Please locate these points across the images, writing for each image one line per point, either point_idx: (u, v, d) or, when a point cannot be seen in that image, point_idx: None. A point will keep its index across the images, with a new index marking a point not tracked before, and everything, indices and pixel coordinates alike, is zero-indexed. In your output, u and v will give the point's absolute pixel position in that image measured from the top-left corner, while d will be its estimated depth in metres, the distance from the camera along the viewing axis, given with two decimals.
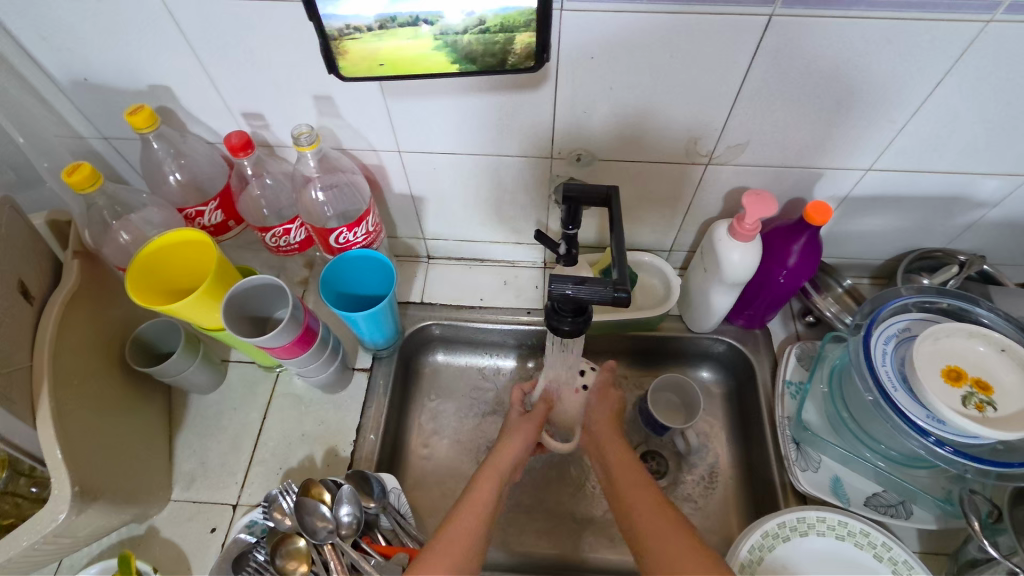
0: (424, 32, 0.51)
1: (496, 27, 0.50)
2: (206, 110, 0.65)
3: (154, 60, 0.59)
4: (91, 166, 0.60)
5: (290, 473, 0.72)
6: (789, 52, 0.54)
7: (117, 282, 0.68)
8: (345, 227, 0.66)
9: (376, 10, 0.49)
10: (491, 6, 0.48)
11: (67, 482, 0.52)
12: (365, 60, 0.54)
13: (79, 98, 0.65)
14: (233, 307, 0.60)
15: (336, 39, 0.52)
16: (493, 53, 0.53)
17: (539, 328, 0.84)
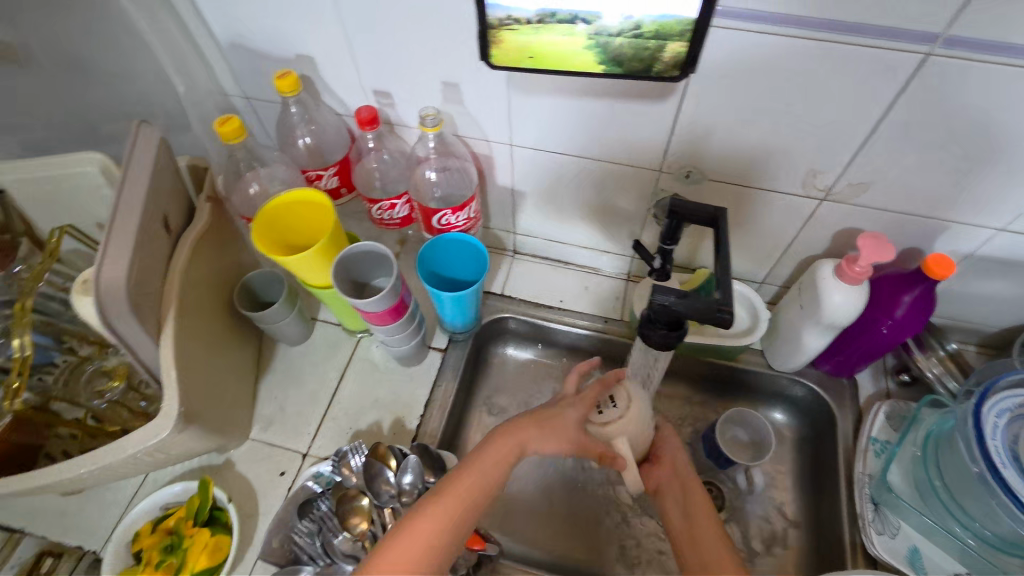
0: (579, 31, 0.53)
1: (651, 33, 0.52)
2: (341, 83, 0.69)
3: (307, 31, 0.63)
4: (240, 120, 0.65)
5: (358, 434, 0.75)
6: (940, 94, 0.51)
7: (235, 230, 0.73)
8: (449, 209, 0.70)
9: (539, 4, 0.51)
10: (652, 11, 0.50)
11: (175, 404, 0.57)
12: (515, 52, 0.56)
13: (233, 58, 0.71)
14: (340, 269, 0.64)
15: (494, 28, 0.55)
16: (641, 59, 0.54)
17: (613, 339, 0.83)
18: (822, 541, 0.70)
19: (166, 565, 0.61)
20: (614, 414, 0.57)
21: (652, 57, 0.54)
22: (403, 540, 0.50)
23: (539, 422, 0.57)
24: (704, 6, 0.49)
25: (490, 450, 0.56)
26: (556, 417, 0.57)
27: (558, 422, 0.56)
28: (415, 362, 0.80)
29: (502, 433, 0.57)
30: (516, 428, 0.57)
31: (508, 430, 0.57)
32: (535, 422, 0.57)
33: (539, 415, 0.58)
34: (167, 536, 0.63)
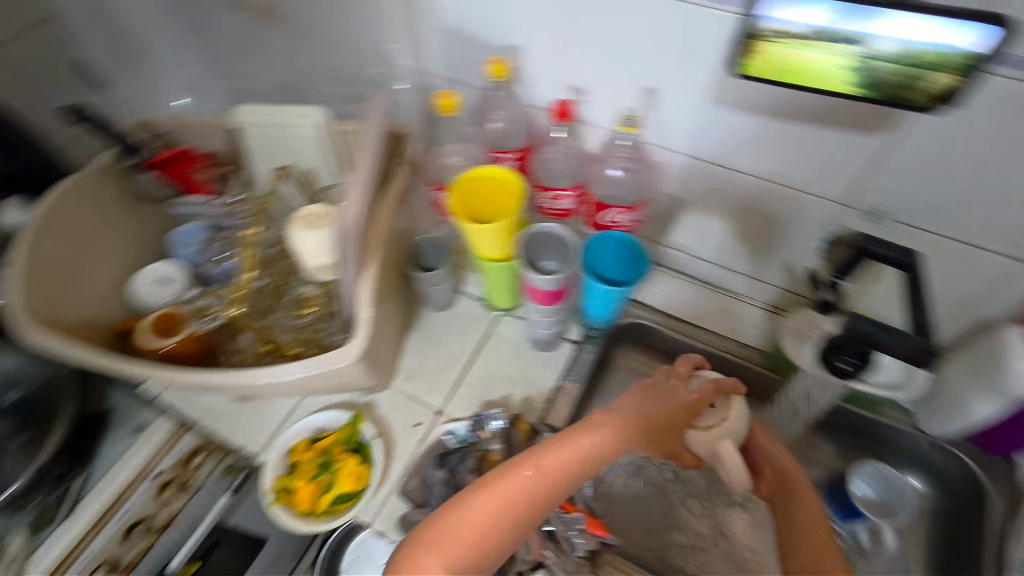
0: (848, 51, 0.50)
1: (922, 61, 0.48)
2: (538, 76, 0.72)
3: (525, 23, 0.67)
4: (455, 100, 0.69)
5: (490, 404, 0.79)
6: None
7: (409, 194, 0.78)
8: (619, 208, 0.72)
9: (813, 23, 0.49)
10: (929, 36, 0.46)
11: (357, 345, 0.63)
12: (769, 64, 0.54)
13: (440, 41, 0.75)
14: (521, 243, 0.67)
15: (757, 38, 0.52)
16: (900, 85, 0.50)
17: (749, 368, 0.81)
18: None
19: (320, 480, 0.68)
20: (714, 418, 0.62)
21: (911, 85, 0.50)
22: (482, 508, 0.51)
23: (630, 416, 0.59)
24: (994, 43, 0.44)
25: (581, 433, 0.56)
26: (652, 399, 0.61)
27: (664, 403, 0.60)
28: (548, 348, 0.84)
29: (596, 421, 0.58)
30: (605, 418, 0.58)
31: (609, 421, 0.58)
32: (627, 411, 0.59)
33: (637, 406, 0.60)
34: (321, 455, 0.71)
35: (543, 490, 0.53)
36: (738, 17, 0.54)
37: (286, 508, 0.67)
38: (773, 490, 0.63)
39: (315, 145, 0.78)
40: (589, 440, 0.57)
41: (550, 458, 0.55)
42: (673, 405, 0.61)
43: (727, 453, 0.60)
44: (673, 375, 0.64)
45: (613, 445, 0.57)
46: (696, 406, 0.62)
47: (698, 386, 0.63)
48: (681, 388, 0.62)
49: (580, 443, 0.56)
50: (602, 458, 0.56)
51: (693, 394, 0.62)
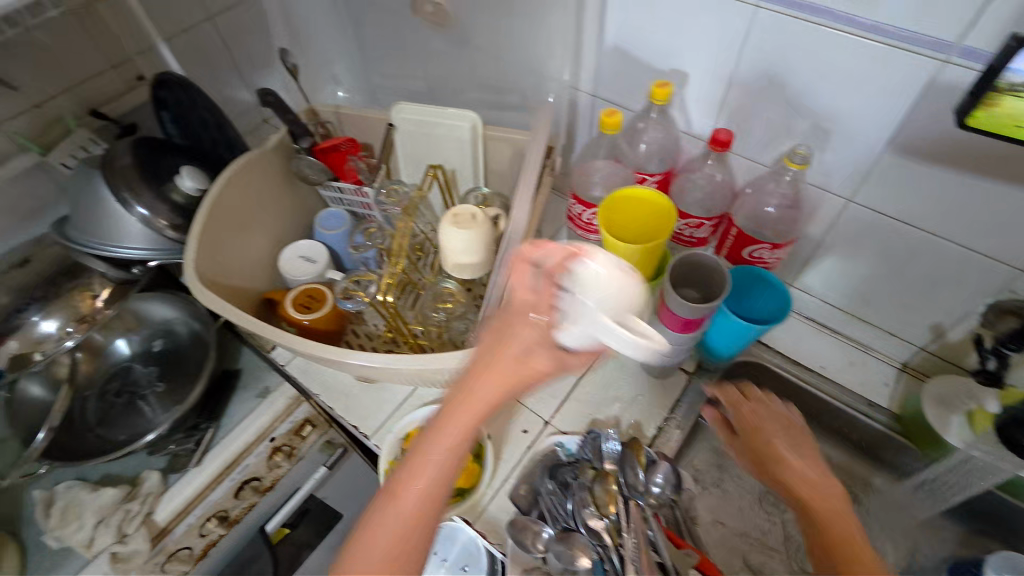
0: None
1: None
2: (700, 103, 0.72)
3: (700, 51, 0.68)
4: (620, 118, 0.67)
5: (597, 423, 0.78)
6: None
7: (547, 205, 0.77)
8: (768, 243, 0.70)
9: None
10: None
11: None
12: (1008, 118, 0.50)
13: (605, 59, 0.77)
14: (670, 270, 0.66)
15: (997, 91, 0.49)
16: None
17: (877, 428, 0.77)
18: None
19: None
20: (573, 302, 0.47)
21: None
22: (376, 534, 0.47)
23: (489, 362, 0.48)
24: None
25: (459, 394, 0.48)
26: (500, 329, 0.49)
27: (523, 331, 0.48)
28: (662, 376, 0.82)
29: (467, 378, 0.48)
30: (481, 364, 0.48)
31: (454, 395, 0.48)
32: (518, 324, 0.48)
33: (504, 320, 0.49)
34: None
35: (434, 470, 0.47)
36: (977, 74, 0.52)
37: None
38: (744, 458, 0.70)
39: (465, 148, 0.81)
40: (461, 410, 0.47)
41: (436, 443, 0.48)
42: (508, 314, 0.49)
43: (626, 339, 0.46)
44: (524, 279, 0.50)
45: (489, 396, 0.47)
46: (545, 288, 0.49)
47: (543, 281, 0.49)
48: (524, 284, 0.50)
49: (461, 420, 0.47)
50: (485, 413, 0.48)
51: (535, 292, 0.49)
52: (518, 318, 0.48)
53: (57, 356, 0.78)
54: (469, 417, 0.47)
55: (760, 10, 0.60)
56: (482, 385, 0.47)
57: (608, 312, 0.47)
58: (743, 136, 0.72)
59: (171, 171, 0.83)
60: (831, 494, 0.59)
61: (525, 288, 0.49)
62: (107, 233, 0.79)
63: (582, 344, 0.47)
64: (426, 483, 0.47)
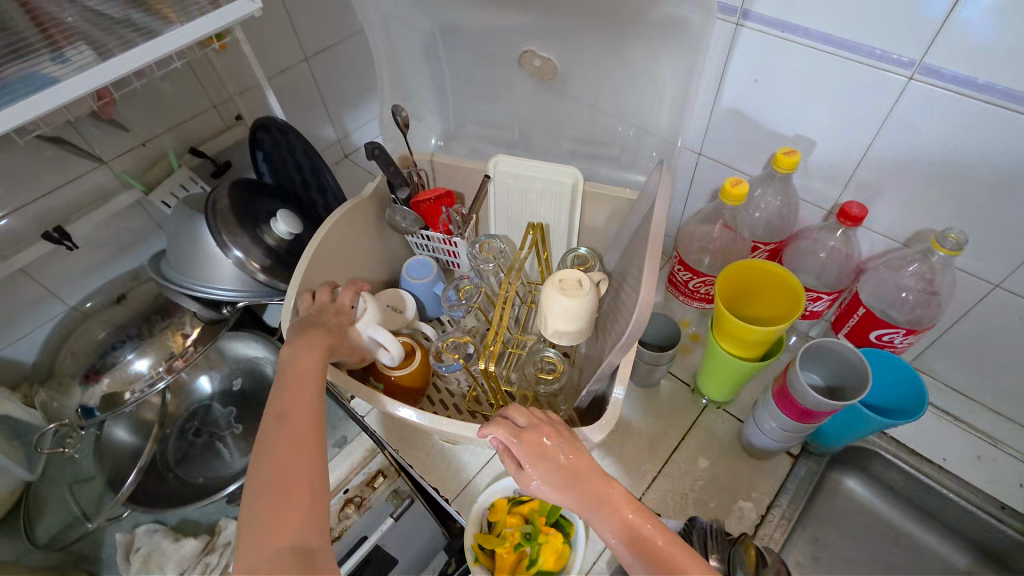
0: None
1: None
2: (827, 172, 0.68)
3: (834, 118, 0.64)
4: (746, 186, 0.64)
5: (692, 505, 0.73)
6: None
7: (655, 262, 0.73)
8: (901, 328, 0.63)
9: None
10: None
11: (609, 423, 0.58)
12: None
13: (720, 120, 0.74)
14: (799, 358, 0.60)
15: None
16: None
17: (1010, 534, 0.69)
18: None
19: (522, 552, 0.66)
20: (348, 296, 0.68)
21: None
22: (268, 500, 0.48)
23: (311, 345, 0.60)
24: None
25: (290, 370, 0.58)
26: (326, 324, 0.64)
27: (327, 335, 0.62)
28: (761, 458, 0.76)
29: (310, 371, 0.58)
30: (303, 357, 0.59)
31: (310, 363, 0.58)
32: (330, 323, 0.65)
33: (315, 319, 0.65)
34: (523, 523, 0.68)
35: (296, 453, 0.51)
36: None
37: (484, 569, 0.65)
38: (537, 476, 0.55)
39: (564, 204, 0.79)
40: (311, 384, 0.57)
41: (292, 424, 0.53)
42: (325, 319, 0.65)
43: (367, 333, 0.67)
44: (318, 297, 0.68)
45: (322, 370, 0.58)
46: (339, 312, 0.66)
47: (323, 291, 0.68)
48: (324, 299, 0.68)
49: (300, 393, 0.56)
50: (318, 375, 0.57)
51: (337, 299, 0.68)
52: (337, 330, 0.64)
53: (146, 397, 0.82)
54: (315, 388, 0.57)
55: (909, 84, 0.56)
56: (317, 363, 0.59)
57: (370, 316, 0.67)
58: (873, 209, 0.67)
59: (268, 213, 0.82)
60: (594, 473, 0.52)
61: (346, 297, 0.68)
62: (200, 273, 0.78)
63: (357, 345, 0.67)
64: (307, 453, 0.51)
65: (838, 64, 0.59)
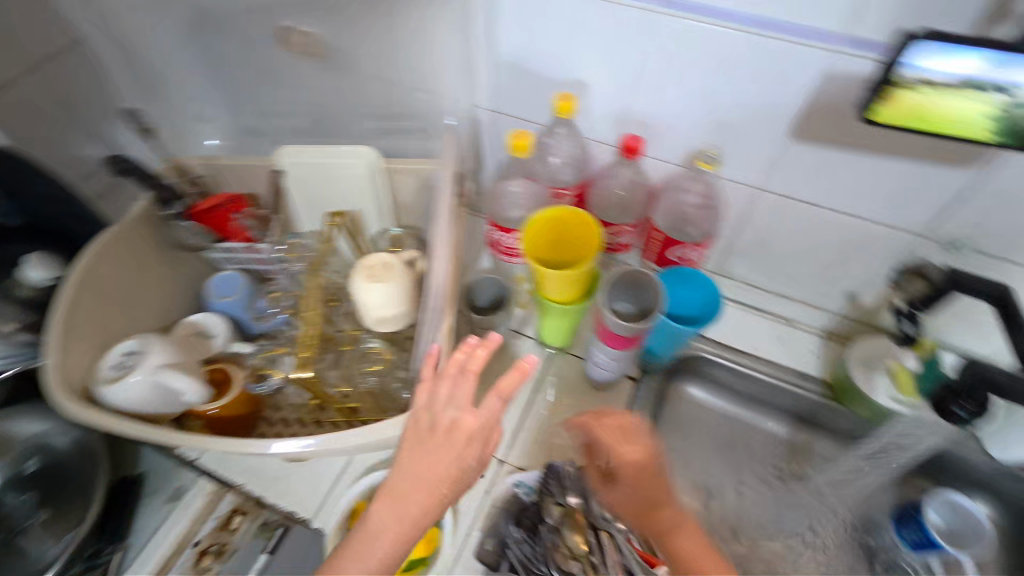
0: (991, 100, 0.43)
1: None
2: (605, 111, 0.71)
3: (596, 60, 0.66)
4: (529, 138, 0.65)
5: (553, 449, 0.76)
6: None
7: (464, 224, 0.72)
8: (691, 243, 0.71)
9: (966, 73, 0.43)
10: None
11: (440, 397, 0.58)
12: (907, 115, 0.47)
13: (502, 75, 0.73)
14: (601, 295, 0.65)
15: (892, 86, 0.46)
16: None
17: (810, 396, 0.81)
18: None
19: None
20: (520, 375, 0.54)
21: None
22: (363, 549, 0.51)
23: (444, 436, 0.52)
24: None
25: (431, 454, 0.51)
26: (436, 444, 0.51)
27: (485, 420, 0.53)
28: (606, 388, 0.81)
29: (406, 489, 0.51)
30: (407, 465, 0.52)
31: (462, 442, 0.52)
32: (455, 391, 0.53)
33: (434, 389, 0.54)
34: None
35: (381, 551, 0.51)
36: (870, 62, 0.53)
37: None
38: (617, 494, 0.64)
39: (366, 185, 0.75)
40: (410, 503, 0.51)
41: (380, 525, 0.51)
42: (418, 423, 0.53)
43: (152, 383, 0.59)
44: (439, 407, 0.53)
45: (452, 468, 0.51)
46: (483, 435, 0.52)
47: (453, 394, 0.53)
48: (439, 405, 0.53)
49: (400, 504, 0.51)
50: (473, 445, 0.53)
51: (476, 415, 0.52)
52: (439, 442, 0.52)
53: None
54: (404, 506, 0.51)
55: (648, 17, 0.59)
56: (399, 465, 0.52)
57: (157, 358, 0.60)
58: (651, 138, 0.71)
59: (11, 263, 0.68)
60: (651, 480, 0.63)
61: (471, 416, 0.52)
62: None
63: (139, 398, 0.60)
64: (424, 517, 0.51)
65: (588, 5, 0.60)
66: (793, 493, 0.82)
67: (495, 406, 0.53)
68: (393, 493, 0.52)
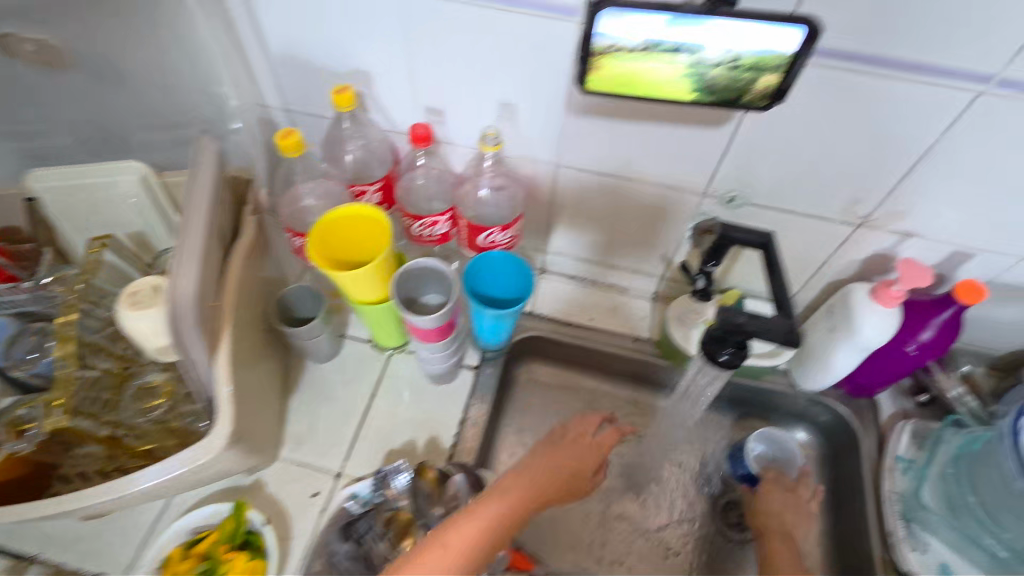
0: (680, 62, 0.42)
1: (747, 67, 0.42)
2: (394, 100, 0.68)
3: (372, 45, 0.63)
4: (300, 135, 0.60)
5: (393, 453, 0.74)
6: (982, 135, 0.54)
7: (259, 234, 0.67)
8: (497, 227, 0.70)
9: (649, 33, 0.40)
10: (754, 44, 0.40)
11: (229, 420, 0.55)
12: (614, 83, 0.44)
13: (284, 70, 0.69)
14: (397, 284, 0.63)
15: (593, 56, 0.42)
16: (733, 89, 0.43)
17: (643, 358, 0.85)
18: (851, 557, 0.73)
19: None
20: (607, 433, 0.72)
21: (740, 89, 0.43)
22: (456, 530, 0.55)
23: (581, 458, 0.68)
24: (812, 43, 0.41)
25: (563, 455, 0.68)
26: (567, 444, 0.69)
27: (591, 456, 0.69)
28: (445, 380, 0.80)
29: (532, 479, 0.63)
30: (536, 460, 0.66)
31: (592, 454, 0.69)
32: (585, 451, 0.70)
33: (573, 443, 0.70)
34: (201, 562, 0.61)
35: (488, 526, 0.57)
36: None
37: None
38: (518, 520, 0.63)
39: (145, 203, 0.68)
40: (514, 491, 0.60)
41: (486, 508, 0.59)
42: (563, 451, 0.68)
43: None
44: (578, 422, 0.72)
45: (565, 468, 0.66)
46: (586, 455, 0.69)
47: (582, 421, 0.72)
48: (581, 425, 0.72)
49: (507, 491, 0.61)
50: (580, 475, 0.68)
51: (603, 438, 0.71)
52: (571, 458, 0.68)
53: None
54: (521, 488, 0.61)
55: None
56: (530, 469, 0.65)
57: None
58: (445, 125, 0.69)
59: None
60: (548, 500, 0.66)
61: (609, 434, 0.72)
62: None
63: None
64: (521, 500, 0.60)
65: None
66: (638, 452, 0.85)
67: (612, 439, 0.72)
68: (516, 476, 0.63)
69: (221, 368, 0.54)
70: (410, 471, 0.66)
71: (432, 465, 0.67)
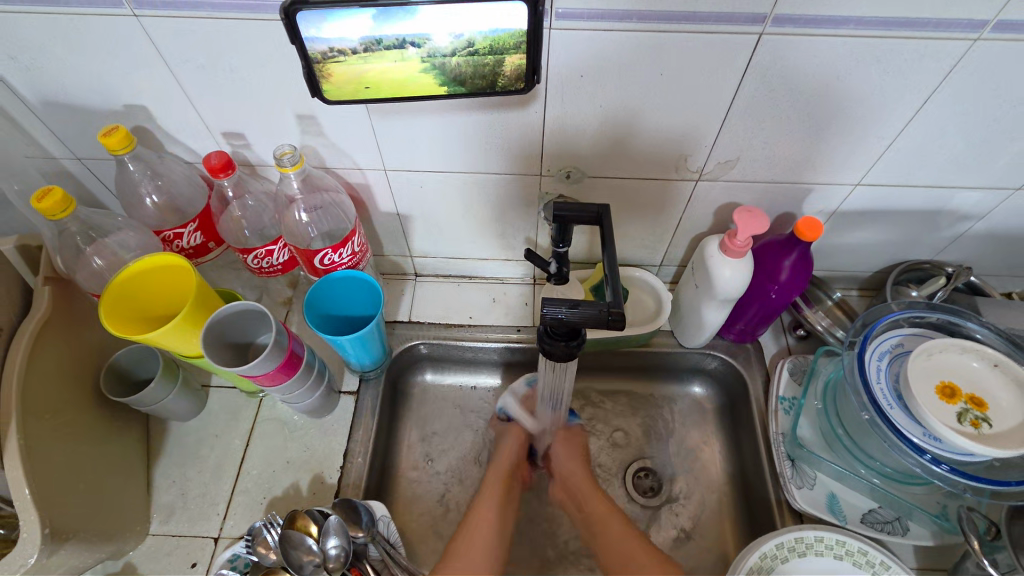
0: (412, 55, 0.48)
1: (486, 49, 0.48)
2: (185, 131, 0.62)
3: (132, 75, 0.56)
4: (64, 191, 0.56)
5: (275, 503, 0.69)
6: (768, 78, 0.54)
7: (62, 304, 0.61)
8: (329, 248, 0.64)
9: (362, 32, 0.46)
10: (481, 27, 0.46)
11: (37, 523, 0.51)
12: (351, 84, 0.51)
13: (51, 118, 0.61)
14: (213, 334, 0.57)
15: (320, 62, 0.49)
16: (483, 75, 0.51)
17: (528, 347, 0.83)
18: (752, 500, 0.74)
19: None
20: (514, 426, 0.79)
21: (496, 71, 0.51)
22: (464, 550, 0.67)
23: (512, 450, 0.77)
24: (530, 17, 0.45)
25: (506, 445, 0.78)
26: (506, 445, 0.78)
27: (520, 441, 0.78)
28: (326, 412, 0.75)
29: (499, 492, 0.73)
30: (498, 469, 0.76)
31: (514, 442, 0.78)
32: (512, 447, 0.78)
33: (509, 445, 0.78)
34: None
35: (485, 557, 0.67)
36: None
37: None
38: (479, 535, 0.69)
39: None
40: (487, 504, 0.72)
41: (479, 529, 0.70)
42: (499, 466, 0.76)
43: None
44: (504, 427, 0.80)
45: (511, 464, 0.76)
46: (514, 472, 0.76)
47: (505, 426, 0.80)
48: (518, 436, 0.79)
49: (488, 509, 0.71)
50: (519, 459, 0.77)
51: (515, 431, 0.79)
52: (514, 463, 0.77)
53: None
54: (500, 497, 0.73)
55: (146, 25, 0.51)
56: (490, 495, 0.73)
57: None
58: (251, 147, 0.64)
59: None
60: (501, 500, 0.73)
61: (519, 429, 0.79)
62: None
63: None
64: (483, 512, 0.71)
65: (68, 21, 0.50)
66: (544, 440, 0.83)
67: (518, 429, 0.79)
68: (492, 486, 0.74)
69: (14, 473, 0.51)
70: (281, 522, 0.63)
71: (305, 511, 0.64)
